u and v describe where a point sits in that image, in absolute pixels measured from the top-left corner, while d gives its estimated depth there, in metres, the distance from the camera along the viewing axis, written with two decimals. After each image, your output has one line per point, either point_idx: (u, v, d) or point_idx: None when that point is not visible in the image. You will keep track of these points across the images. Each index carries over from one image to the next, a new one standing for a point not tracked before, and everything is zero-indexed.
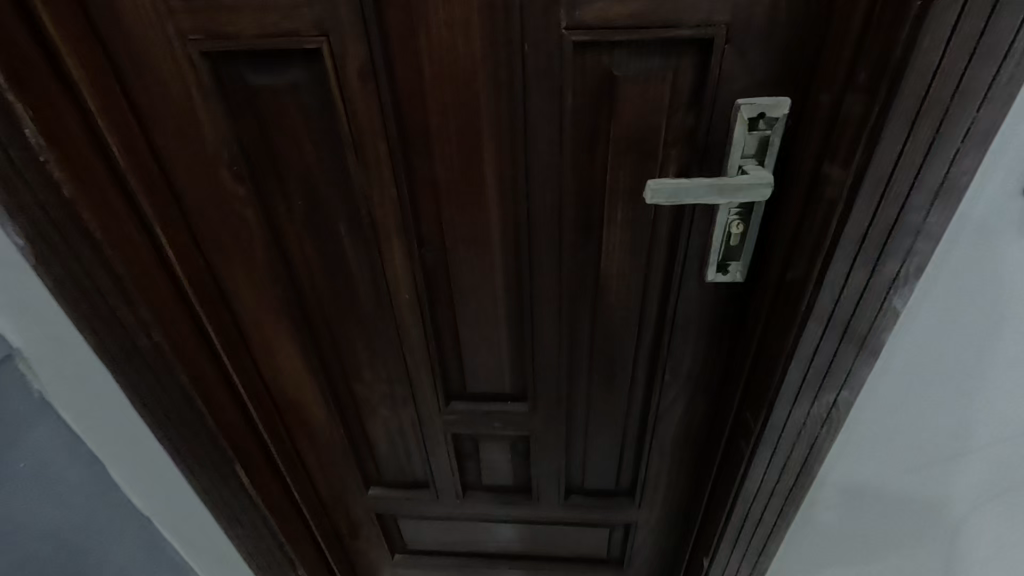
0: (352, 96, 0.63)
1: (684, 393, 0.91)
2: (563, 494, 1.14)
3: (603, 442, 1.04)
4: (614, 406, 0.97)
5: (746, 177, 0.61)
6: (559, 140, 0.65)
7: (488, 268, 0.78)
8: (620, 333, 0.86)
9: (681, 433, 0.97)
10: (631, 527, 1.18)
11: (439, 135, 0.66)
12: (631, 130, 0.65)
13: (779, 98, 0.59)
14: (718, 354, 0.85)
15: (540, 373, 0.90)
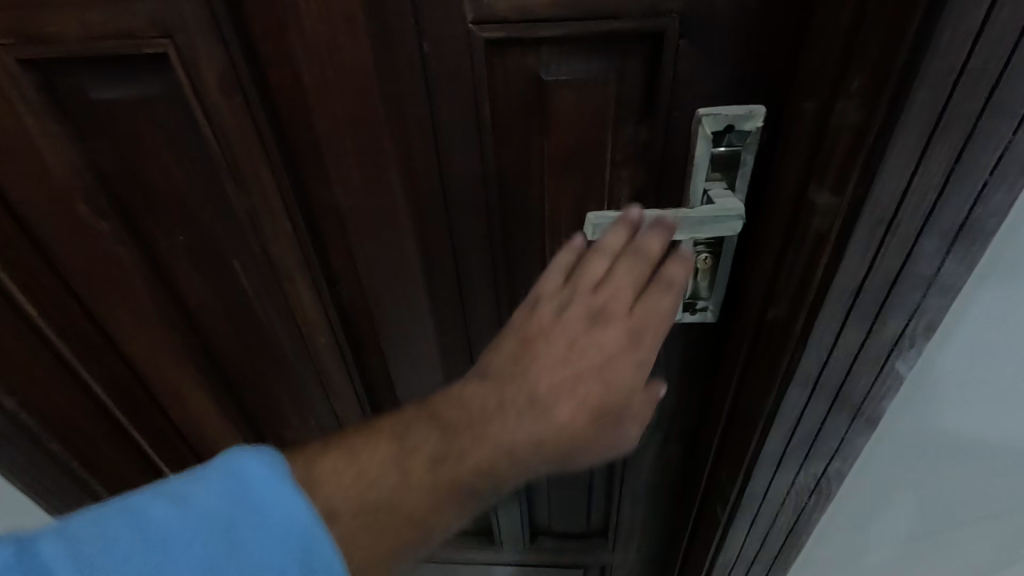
0: (220, 114, 0.50)
1: (655, 439, 0.80)
2: (529, 536, 1.03)
3: (568, 484, 0.94)
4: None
5: (710, 207, 0.49)
6: (482, 162, 0.53)
7: (416, 308, 0.66)
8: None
9: (655, 479, 0.86)
10: (607, 569, 1.07)
11: (336, 158, 0.54)
12: (570, 148, 0.52)
13: (750, 106, 0.47)
14: (691, 399, 0.73)
15: None
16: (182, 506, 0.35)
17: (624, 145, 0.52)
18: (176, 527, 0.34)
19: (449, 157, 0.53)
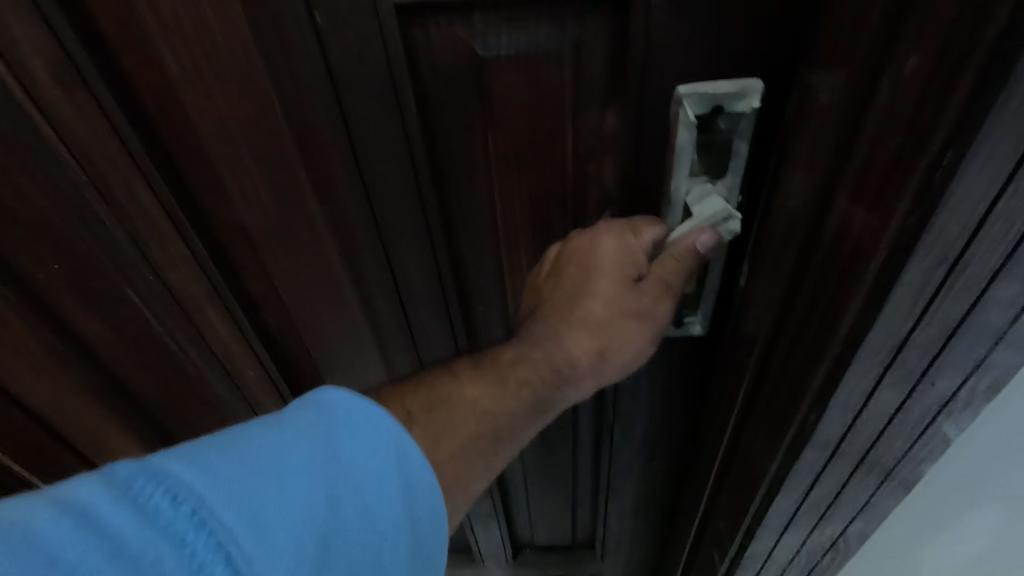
0: (70, 123, 0.39)
1: (639, 459, 0.72)
2: (512, 553, 0.96)
3: (549, 501, 0.86)
4: (556, 466, 0.79)
5: (692, 218, 0.40)
6: (414, 166, 0.43)
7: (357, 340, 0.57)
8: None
9: (643, 495, 0.78)
10: None
11: (233, 171, 0.43)
12: (521, 144, 0.43)
13: (742, 83, 0.37)
14: (676, 418, 0.65)
15: None
16: (288, 425, 0.32)
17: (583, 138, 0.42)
18: (286, 441, 0.31)
19: (375, 163, 0.43)
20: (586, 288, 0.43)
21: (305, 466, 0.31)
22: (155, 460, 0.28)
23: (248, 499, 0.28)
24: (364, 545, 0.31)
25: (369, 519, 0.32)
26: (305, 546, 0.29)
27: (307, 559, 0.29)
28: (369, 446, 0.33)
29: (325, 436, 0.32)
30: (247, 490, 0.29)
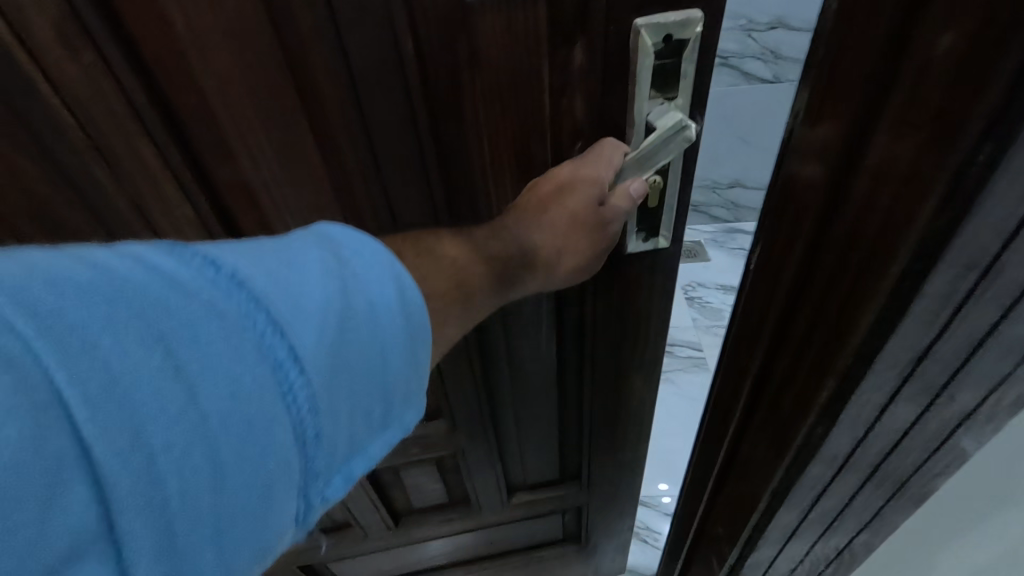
0: (75, 87, 0.41)
1: (618, 381, 0.80)
2: (506, 495, 1.03)
3: (538, 440, 0.93)
4: (545, 405, 0.86)
5: (658, 131, 0.49)
6: (410, 113, 0.48)
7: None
8: (533, 330, 0.73)
9: (623, 416, 0.87)
10: (583, 507, 1.09)
11: (238, 130, 0.46)
12: (507, 83, 0.48)
13: (687, 13, 0.45)
14: (647, 333, 0.74)
15: (451, 385, 0.77)
16: (298, 241, 0.36)
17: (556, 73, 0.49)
18: (302, 250, 0.35)
19: (375, 109, 0.47)
20: (564, 205, 0.51)
21: (319, 265, 0.35)
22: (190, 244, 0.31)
23: (277, 277, 0.32)
24: (373, 335, 0.36)
25: (378, 315, 0.36)
26: (330, 318, 0.33)
27: (332, 329, 0.33)
28: (373, 259, 0.37)
29: (332, 247, 0.37)
30: (275, 272, 0.32)
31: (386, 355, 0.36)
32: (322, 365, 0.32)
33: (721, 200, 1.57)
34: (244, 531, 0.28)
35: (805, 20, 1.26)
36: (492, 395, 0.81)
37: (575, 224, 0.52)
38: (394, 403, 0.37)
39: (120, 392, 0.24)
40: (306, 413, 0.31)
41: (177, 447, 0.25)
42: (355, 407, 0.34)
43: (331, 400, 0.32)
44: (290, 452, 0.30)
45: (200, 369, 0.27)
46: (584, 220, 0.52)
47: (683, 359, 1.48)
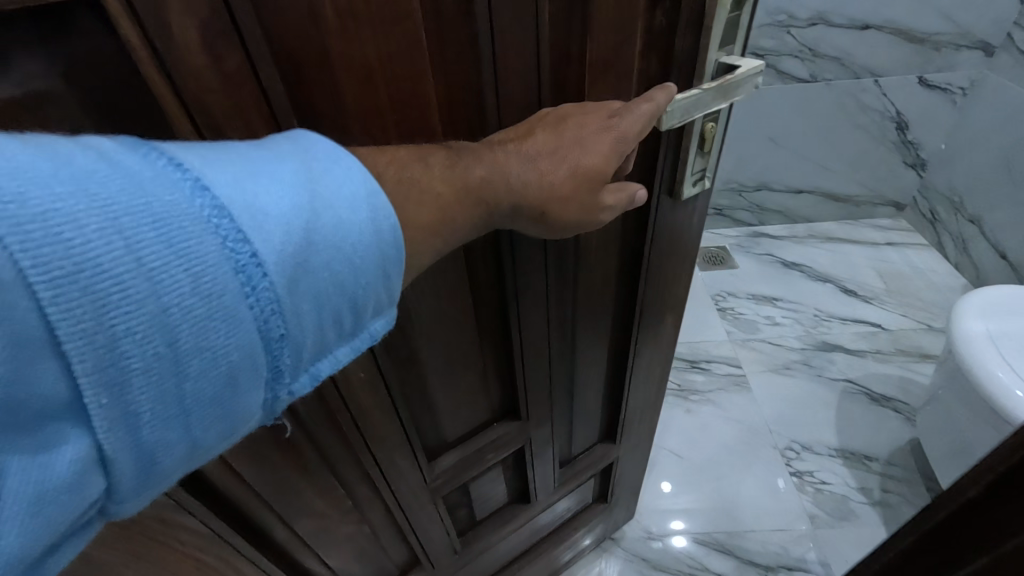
0: (203, 86, 0.31)
1: (657, 324, 0.78)
2: (558, 468, 0.92)
3: (588, 410, 0.87)
4: (592, 376, 0.81)
5: (745, 68, 0.48)
6: (536, 77, 0.42)
7: (454, 266, 0.54)
8: (594, 296, 0.69)
9: (657, 347, 0.82)
10: (614, 464, 1.00)
11: (365, 121, 0.38)
12: (614, 46, 0.44)
13: None
14: (678, 271, 0.72)
15: (534, 370, 0.71)
16: (267, 145, 0.29)
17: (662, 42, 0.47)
18: (264, 152, 0.28)
19: (507, 81, 0.41)
20: (587, 138, 0.41)
21: (282, 171, 0.27)
22: (148, 140, 0.24)
23: (242, 181, 0.25)
24: (346, 244, 0.28)
25: (348, 224, 0.28)
26: (293, 223, 0.26)
27: (296, 233, 0.26)
28: (343, 167, 0.29)
29: (302, 149, 0.29)
30: (242, 176, 0.25)
31: (362, 263, 0.29)
32: (288, 269, 0.26)
33: (744, 203, 1.88)
34: (206, 417, 0.24)
35: (845, 16, 1.46)
36: (557, 376, 0.75)
37: (574, 172, 0.41)
38: (367, 312, 0.31)
39: (82, 281, 0.19)
40: (270, 313, 0.25)
41: (101, 349, 0.20)
42: (323, 320, 0.28)
43: (293, 305, 0.26)
44: (253, 354, 0.25)
45: (162, 254, 0.22)
46: (592, 170, 0.42)
47: (723, 377, 1.45)
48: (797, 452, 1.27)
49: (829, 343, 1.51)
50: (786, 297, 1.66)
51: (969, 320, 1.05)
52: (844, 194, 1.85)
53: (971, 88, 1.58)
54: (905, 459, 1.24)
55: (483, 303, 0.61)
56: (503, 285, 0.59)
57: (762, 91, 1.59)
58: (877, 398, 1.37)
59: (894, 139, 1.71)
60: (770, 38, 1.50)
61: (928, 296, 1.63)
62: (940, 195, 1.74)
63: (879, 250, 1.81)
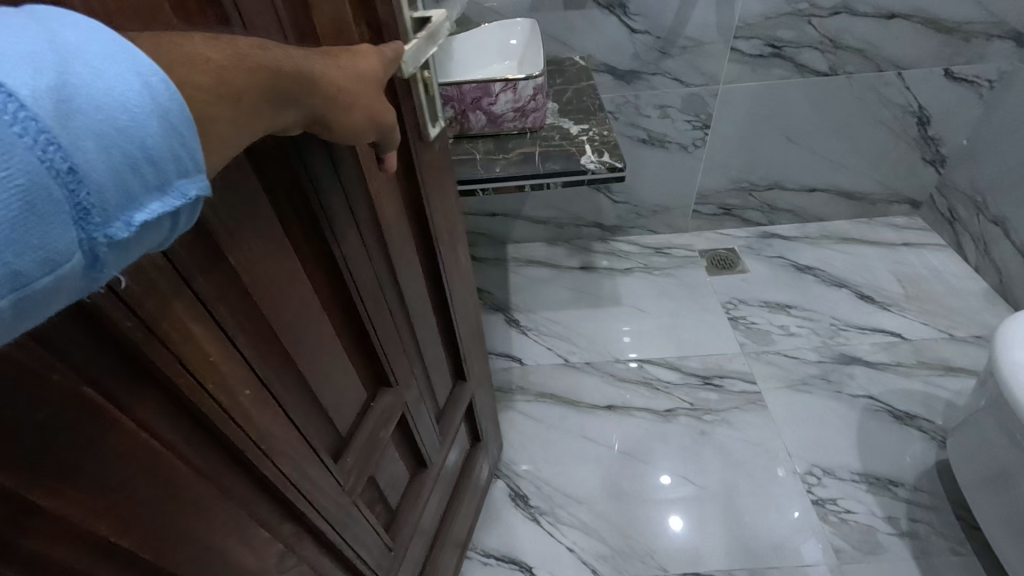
0: None
1: (450, 255, 0.81)
2: (435, 421, 0.91)
3: (435, 358, 0.87)
4: (427, 323, 0.80)
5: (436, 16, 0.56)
6: None
7: (269, 215, 0.44)
8: (399, 239, 0.67)
9: (460, 281, 0.87)
10: (472, 402, 1.05)
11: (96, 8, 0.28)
12: None
13: None
14: (445, 204, 0.76)
15: (382, 327, 0.66)
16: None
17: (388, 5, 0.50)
18: None
19: None
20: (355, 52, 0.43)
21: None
22: None
23: None
24: (119, 89, 0.22)
25: (111, 70, 0.22)
26: (40, 61, 0.20)
27: (48, 70, 0.20)
28: (86, 23, 0.23)
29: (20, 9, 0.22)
30: None
31: (157, 107, 0.23)
32: (57, 99, 0.20)
33: (756, 203, 1.79)
34: (3, 247, 0.18)
35: (872, 5, 1.34)
36: (403, 329, 0.72)
37: (355, 72, 0.42)
38: (177, 162, 0.24)
39: None
40: (44, 139, 0.19)
41: None
42: (125, 164, 0.22)
43: (74, 135, 0.20)
44: (40, 185, 0.19)
45: None
46: (372, 77, 0.44)
47: (737, 395, 1.37)
48: (817, 477, 1.20)
49: (848, 355, 1.44)
50: (800, 304, 1.58)
51: (1016, 347, 0.97)
52: (858, 191, 1.76)
53: (999, 80, 1.49)
54: (932, 484, 1.17)
55: (308, 262, 0.53)
56: (322, 234, 0.52)
57: (780, 85, 1.48)
58: (900, 416, 1.29)
59: (914, 135, 1.62)
60: (790, 28, 1.37)
61: (949, 303, 1.55)
62: (961, 194, 1.66)
63: (895, 251, 1.73)
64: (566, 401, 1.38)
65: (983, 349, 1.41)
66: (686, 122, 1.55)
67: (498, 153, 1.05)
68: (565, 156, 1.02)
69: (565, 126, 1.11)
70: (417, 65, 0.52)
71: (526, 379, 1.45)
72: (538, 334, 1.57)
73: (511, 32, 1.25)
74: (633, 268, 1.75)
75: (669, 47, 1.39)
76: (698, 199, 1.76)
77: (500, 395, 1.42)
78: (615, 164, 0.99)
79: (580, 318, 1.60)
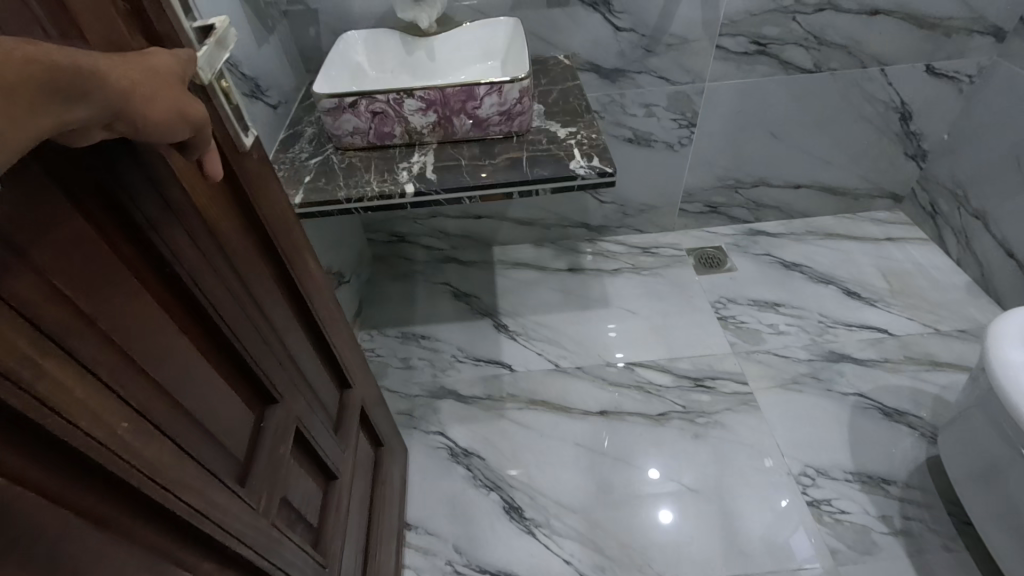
0: None
1: (301, 261, 0.73)
2: (337, 433, 0.83)
3: (319, 372, 0.78)
4: (297, 334, 0.71)
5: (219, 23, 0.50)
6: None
7: (73, 220, 0.37)
8: (240, 244, 0.58)
9: (321, 286, 0.79)
10: (366, 410, 0.97)
11: None
12: None
13: None
14: (276, 205, 0.67)
15: (250, 339, 0.58)
16: None
17: (160, 15, 0.46)
18: None
19: None
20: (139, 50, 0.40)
21: None
22: None
23: None
24: None
25: None
26: None
27: None
28: None
29: None
30: None
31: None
32: None
33: (742, 200, 1.78)
34: None
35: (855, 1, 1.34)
36: (273, 341, 0.64)
37: (149, 65, 0.39)
38: None
39: None
40: None
41: None
42: None
43: None
44: None
45: None
46: (171, 67, 0.41)
47: (730, 397, 1.37)
48: (811, 478, 1.20)
49: (837, 352, 1.44)
50: (788, 302, 1.58)
51: (1006, 347, 0.97)
52: (842, 187, 1.77)
53: (978, 76, 1.50)
54: (923, 480, 1.18)
55: (146, 274, 0.45)
56: (140, 231, 0.44)
57: (765, 83, 1.47)
58: (890, 413, 1.30)
59: (896, 130, 1.62)
60: (774, 25, 1.36)
61: (933, 297, 1.57)
62: (943, 188, 1.67)
63: (878, 246, 1.74)
64: (559, 408, 1.36)
65: (968, 343, 1.42)
66: (672, 121, 1.53)
67: (483, 159, 1.02)
68: (554, 161, 0.99)
69: (552, 129, 1.08)
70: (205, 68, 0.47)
71: (517, 387, 1.42)
72: (527, 339, 1.54)
73: (494, 32, 1.21)
74: (621, 268, 1.74)
75: (654, 45, 1.36)
76: (685, 198, 1.75)
77: (491, 404, 1.38)
78: (605, 169, 0.96)
79: (568, 321, 1.58)
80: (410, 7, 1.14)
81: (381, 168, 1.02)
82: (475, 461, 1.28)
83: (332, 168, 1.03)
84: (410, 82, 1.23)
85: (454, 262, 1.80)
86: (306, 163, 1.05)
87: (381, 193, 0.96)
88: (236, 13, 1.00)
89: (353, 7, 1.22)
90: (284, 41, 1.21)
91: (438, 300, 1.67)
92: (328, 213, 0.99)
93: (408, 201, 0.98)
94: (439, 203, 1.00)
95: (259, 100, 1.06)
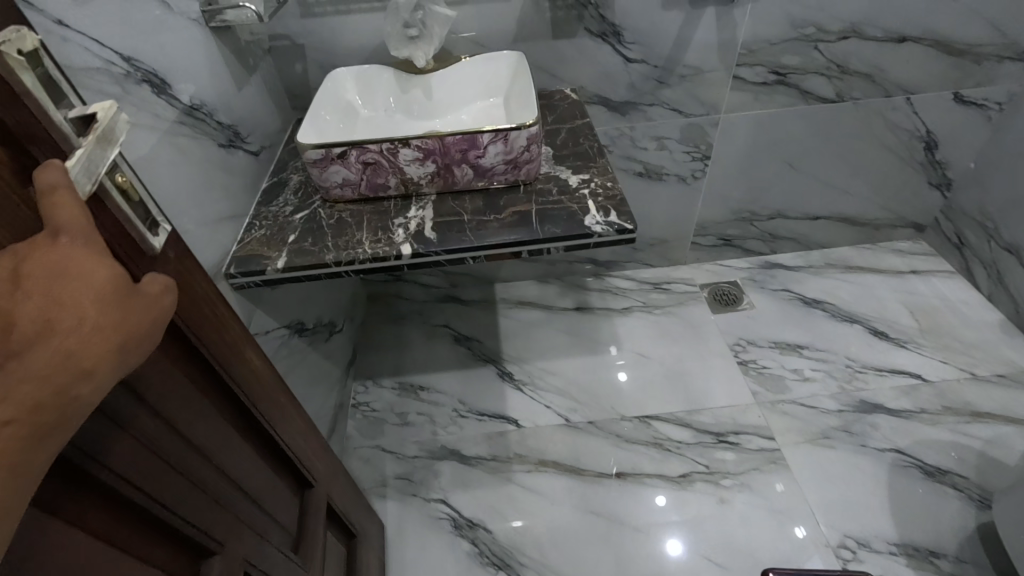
0: None
1: (243, 364, 0.58)
2: (297, 548, 0.69)
3: (271, 488, 0.64)
4: (241, 452, 0.57)
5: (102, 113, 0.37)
6: None
7: None
8: (158, 374, 0.44)
9: (272, 381, 0.64)
10: (333, 504, 0.83)
11: None
12: None
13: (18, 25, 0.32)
14: (209, 298, 0.52)
15: (180, 493, 0.45)
16: None
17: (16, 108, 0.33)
18: None
19: None
20: (72, 271, 0.31)
21: None
22: None
23: None
24: None
25: None
26: None
27: None
28: None
29: None
30: None
31: None
32: None
33: (758, 232, 1.69)
34: None
35: (880, 28, 1.25)
36: (211, 481, 0.50)
37: (95, 301, 0.31)
38: None
39: None
40: None
41: None
42: None
43: None
44: None
45: None
46: (110, 285, 0.33)
47: (757, 454, 1.26)
48: (852, 551, 1.09)
49: (868, 401, 1.34)
50: (812, 344, 1.48)
51: None
52: (862, 217, 1.68)
53: (1008, 103, 1.41)
54: (974, 552, 1.07)
55: None
56: None
57: (783, 113, 1.38)
58: (932, 472, 1.19)
59: (921, 160, 1.54)
60: (796, 54, 1.27)
61: (966, 337, 1.47)
62: (969, 219, 1.58)
63: (902, 280, 1.64)
64: (572, 470, 1.25)
65: (1010, 390, 1.32)
66: (685, 154, 1.44)
67: (488, 213, 0.91)
68: (567, 216, 0.88)
69: (562, 177, 0.98)
70: (85, 185, 0.35)
71: (525, 446, 1.31)
72: (534, 389, 1.43)
73: (496, 67, 1.11)
74: (632, 307, 1.63)
75: (667, 77, 1.27)
76: (698, 231, 1.66)
77: (496, 466, 1.27)
78: (625, 225, 0.86)
79: (576, 368, 1.47)
80: (403, 45, 1.05)
81: (374, 224, 0.92)
82: (481, 534, 1.16)
83: (320, 225, 0.93)
84: (404, 121, 1.13)
85: (453, 301, 1.70)
86: (290, 219, 0.95)
87: (375, 255, 0.86)
88: (212, 56, 0.90)
89: (341, 43, 1.12)
90: (268, 79, 1.11)
91: (437, 345, 1.56)
92: (315, 276, 0.88)
93: (405, 263, 0.87)
94: (439, 263, 0.89)
95: (238, 149, 0.96)
